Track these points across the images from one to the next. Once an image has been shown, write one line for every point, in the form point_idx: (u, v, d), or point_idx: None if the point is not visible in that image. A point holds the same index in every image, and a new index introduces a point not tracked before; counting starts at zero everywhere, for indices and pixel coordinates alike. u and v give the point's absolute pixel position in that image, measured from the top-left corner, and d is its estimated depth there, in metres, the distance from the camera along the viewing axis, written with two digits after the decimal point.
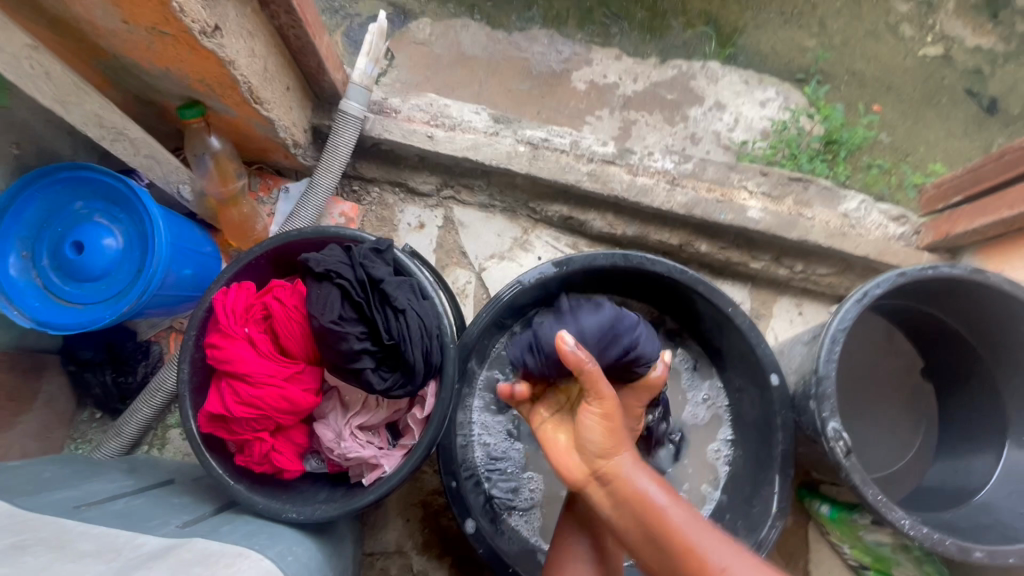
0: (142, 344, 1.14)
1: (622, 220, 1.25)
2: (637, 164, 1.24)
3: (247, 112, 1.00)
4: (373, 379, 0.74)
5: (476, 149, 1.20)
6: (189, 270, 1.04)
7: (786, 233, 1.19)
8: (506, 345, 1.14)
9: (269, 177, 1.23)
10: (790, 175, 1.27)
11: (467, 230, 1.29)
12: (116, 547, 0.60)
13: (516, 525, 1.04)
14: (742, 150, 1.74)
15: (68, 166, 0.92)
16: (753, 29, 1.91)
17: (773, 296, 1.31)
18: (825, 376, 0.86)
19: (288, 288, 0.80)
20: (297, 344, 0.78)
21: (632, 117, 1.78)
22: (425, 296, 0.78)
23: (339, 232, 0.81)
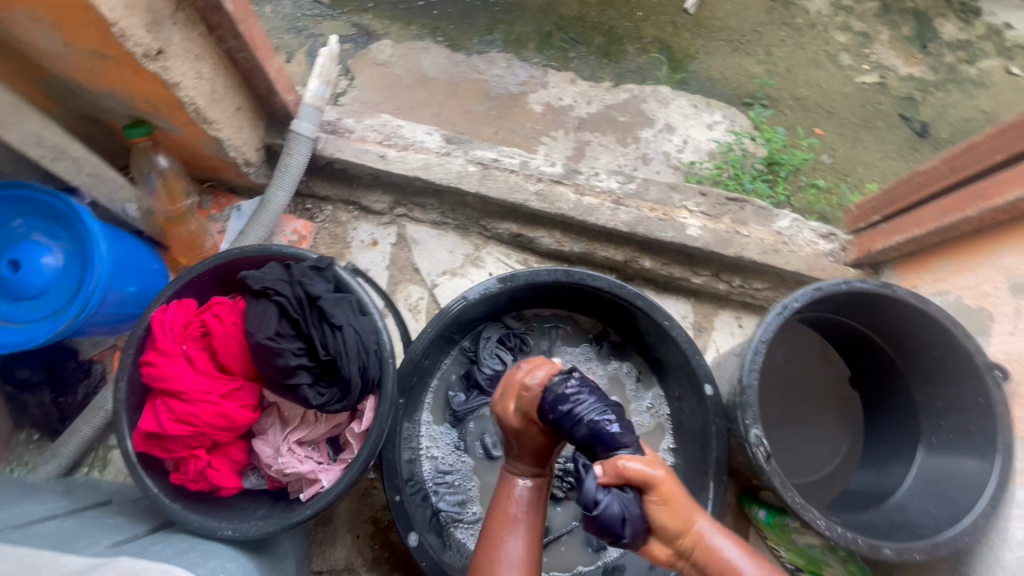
0: (83, 363, 1.12)
1: (569, 238, 1.30)
2: (584, 184, 1.29)
3: (195, 132, 1.02)
4: (310, 396, 0.76)
5: (428, 168, 1.24)
6: (132, 288, 1.04)
7: (723, 250, 1.26)
8: (454, 360, 1.16)
9: (221, 195, 1.24)
10: (727, 195, 1.34)
11: (420, 247, 1.31)
12: (36, 568, 0.60)
13: (463, 537, 1.05)
14: (690, 171, 1.82)
15: (7, 185, 0.92)
16: (702, 55, 2.02)
17: (714, 309, 1.37)
18: (748, 385, 0.91)
19: (228, 305, 0.82)
20: (236, 362, 0.79)
21: (587, 138, 1.84)
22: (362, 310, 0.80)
23: (281, 250, 0.83)
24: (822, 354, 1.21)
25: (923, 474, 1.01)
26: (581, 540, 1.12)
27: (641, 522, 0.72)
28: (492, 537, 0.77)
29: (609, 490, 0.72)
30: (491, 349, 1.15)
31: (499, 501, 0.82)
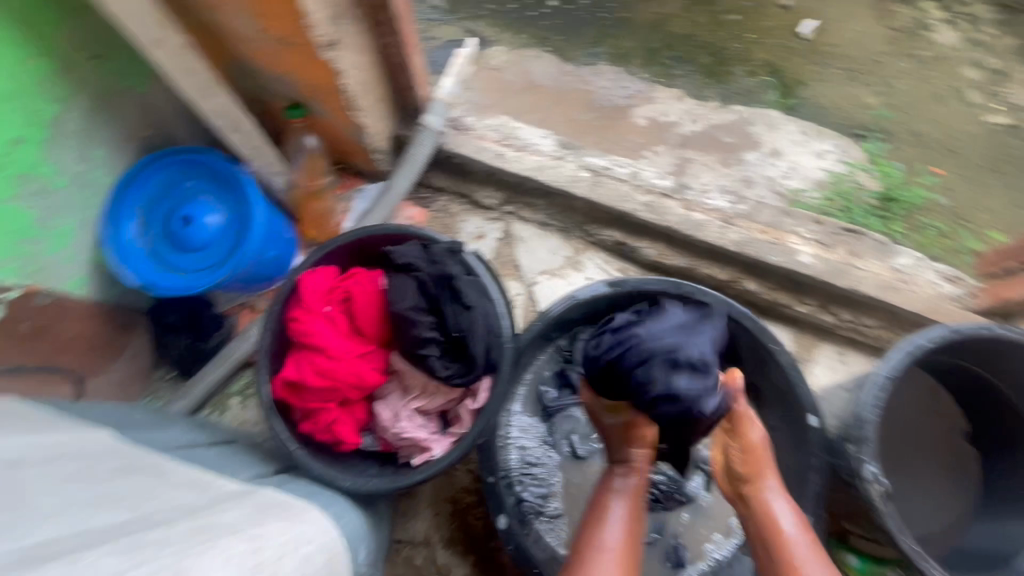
0: (218, 316, 1.24)
1: (672, 251, 1.30)
2: (693, 200, 1.29)
3: (344, 117, 1.11)
4: (437, 367, 0.82)
5: (542, 170, 1.29)
6: (272, 253, 1.14)
7: (835, 280, 1.21)
8: (549, 356, 1.18)
9: (349, 177, 1.33)
10: (843, 226, 1.29)
11: (524, 245, 1.36)
12: (204, 484, 0.68)
13: (543, 530, 1.05)
14: (795, 199, 1.76)
15: (187, 149, 1.05)
16: (815, 82, 1.96)
17: (816, 342, 1.30)
18: (866, 420, 0.87)
19: (368, 276, 0.89)
20: (371, 326, 0.87)
21: (688, 156, 1.80)
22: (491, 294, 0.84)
23: (420, 231, 0.88)
24: (937, 402, 1.14)
25: None
26: (659, 555, 1.10)
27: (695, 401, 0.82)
28: (595, 524, 0.85)
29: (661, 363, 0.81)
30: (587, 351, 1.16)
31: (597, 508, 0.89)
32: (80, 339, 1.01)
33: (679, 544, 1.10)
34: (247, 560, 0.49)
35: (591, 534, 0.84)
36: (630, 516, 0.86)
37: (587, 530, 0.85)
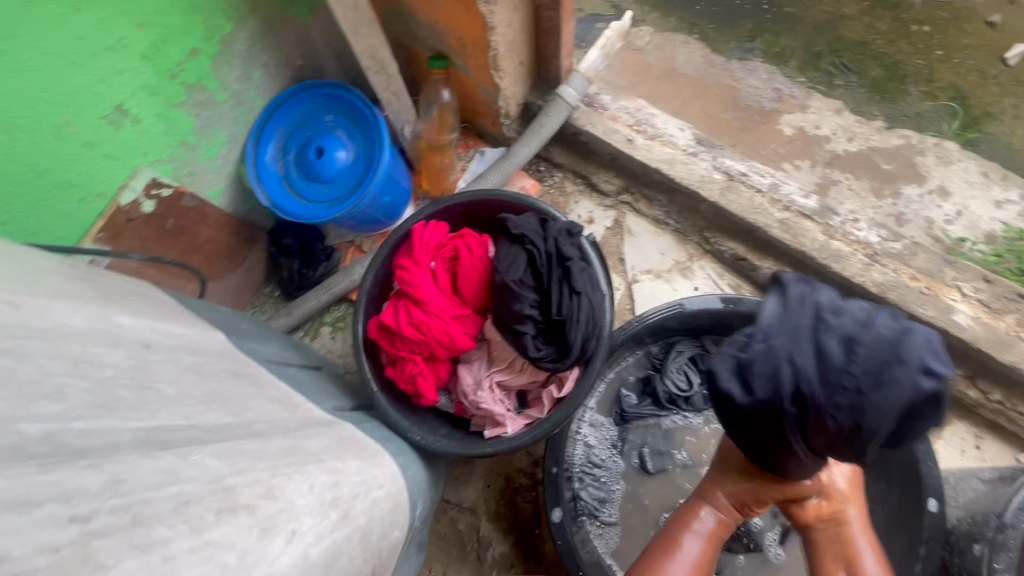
0: (327, 248, 1.30)
1: (799, 279, 1.17)
2: (836, 227, 1.14)
3: (483, 76, 1.09)
4: (530, 347, 0.79)
5: (671, 164, 1.20)
6: (388, 198, 1.17)
7: (995, 352, 1.03)
8: (637, 360, 1.12)
9: (471, 138, 1.33)
10: (1020, 292, 1.09)
11: (633, 239, 1.28)
12: (295, 405, 0.71)
13: (592, 533, 1.03)
14: (955, 248, 1.50)
15: (333, 84, 1.08)
16: (1010, 117, 1.67)
17: (948, 416, 1.14)
18: (1011, 525, 0.74)
19: (478, 239, 0.87)
20: (472, 293, 0.86)
21: (835, 177, 1.61)
22: (819, 318, 0.57)
23: (541, 204, 0.85)
24: None
25: None
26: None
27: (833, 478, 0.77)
28: (662, 554, 0.77)
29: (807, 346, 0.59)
30: (677, 365, 1.09)
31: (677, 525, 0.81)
32: (211, 243, 1.10)
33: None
34: (328, 492, 0.49)
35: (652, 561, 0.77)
36: (704, 551, 0.78)
37: (655, 557, 0.77)
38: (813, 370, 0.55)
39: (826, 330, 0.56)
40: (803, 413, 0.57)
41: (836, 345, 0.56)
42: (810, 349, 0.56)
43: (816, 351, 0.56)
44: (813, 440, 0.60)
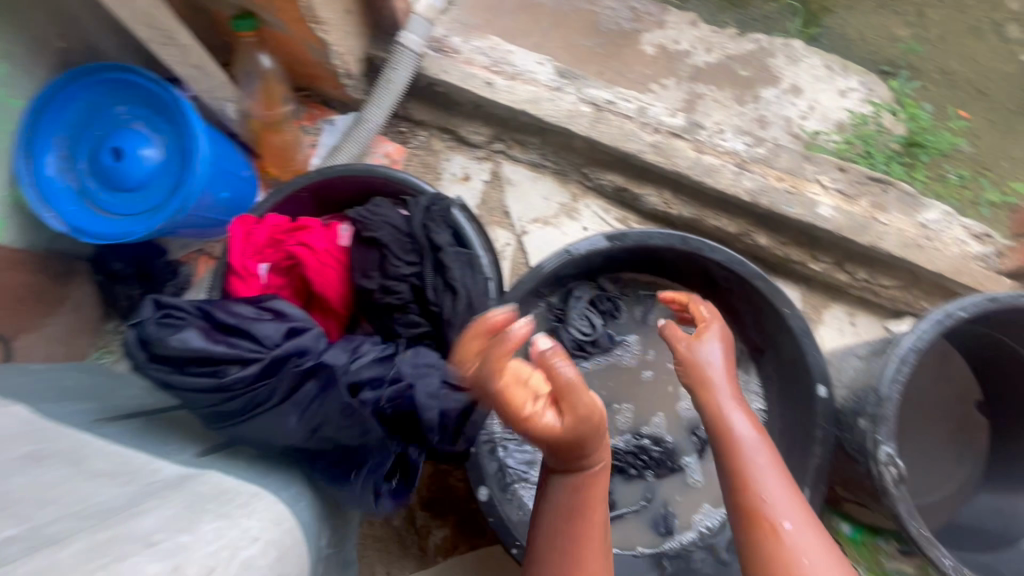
0: (171, 264, 1.11)
1: (679, 200, 1.17)
2: (705, 141, 1.15)
3: (302, 32, 0.93)
4: (404, 334, 0.74)
5: (537, 103, 1.12)
6: (225, 194, 1.00)
7: (855, 236, 1.10)
8: (540, 316, 1.07)
9: (315, 106, 1.17)
10: (869, 174, 1.16)
11: (514, 189, 1.22)
12: (131, 471, 0.59)
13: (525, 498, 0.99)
14: (812, 142, 1.58)
15: (112, 66, 0.87)
16: (842, 9, 1.74)
17: (826, 301, 1.23)
18: (886, 398, 0.79)
19: (318, 232, 0.77)
20: (334, 287, 0.77)
21: (700, 91, 1.63)
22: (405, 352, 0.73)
23: (410, 184, 0.80)
24: (947, 366, 1.06)
25: None
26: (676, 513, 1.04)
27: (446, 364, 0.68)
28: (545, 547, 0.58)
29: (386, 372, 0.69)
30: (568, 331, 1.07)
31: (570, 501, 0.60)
32: (5, 290, 0.89)
33: (671, 509, 1.03)
34: None
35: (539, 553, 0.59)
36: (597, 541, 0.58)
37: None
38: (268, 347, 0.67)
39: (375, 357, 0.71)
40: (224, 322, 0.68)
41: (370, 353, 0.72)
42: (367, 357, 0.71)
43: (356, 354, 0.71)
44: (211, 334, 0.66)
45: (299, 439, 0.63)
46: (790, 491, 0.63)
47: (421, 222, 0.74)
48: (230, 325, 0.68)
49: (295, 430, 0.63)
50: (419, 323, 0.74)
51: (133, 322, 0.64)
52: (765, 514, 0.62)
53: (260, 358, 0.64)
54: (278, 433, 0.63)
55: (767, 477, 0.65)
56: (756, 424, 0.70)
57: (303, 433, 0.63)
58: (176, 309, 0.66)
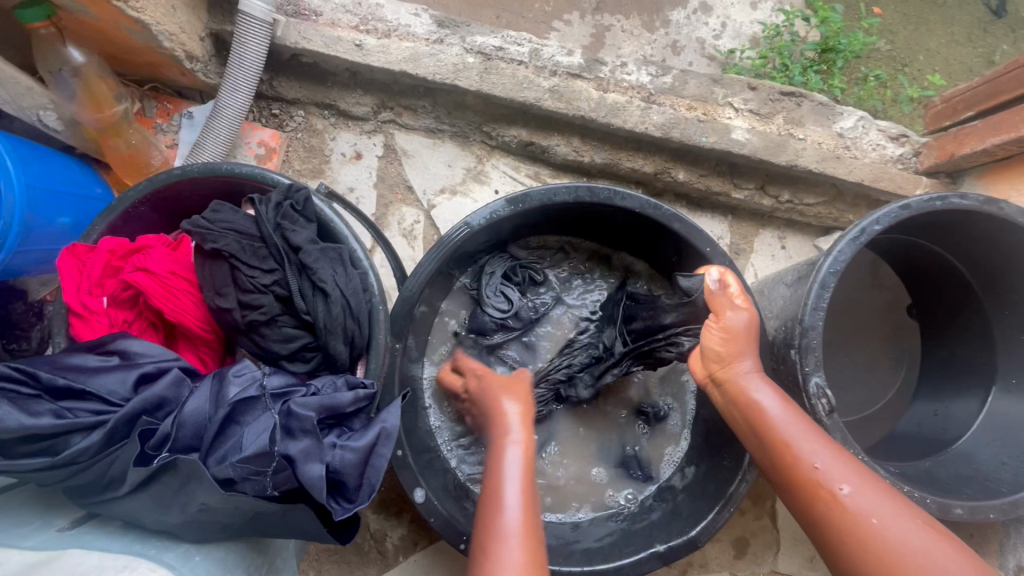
0: (34, 305, 0.98)
1: (589, 146, 1.09)
2: (607, 77, 1.05)
3: (109, 13, 0.78)
4: (280, 351, 0.65)
5: (416, 60, 0.99)
6: (68, 218, 0.85)
7: (773, 157, 1.04)
8: (456, 297, 1.02)
9: (167, 100, 1.01)
10: (781, 89, 1.10)
11: (413, 160, 1.12)
12: None
13: None
14: (728, 62, 1.51)
15: None
16: None
17: (754, 228, 1.19)
18: (810, 327, 0.76)
19: (157, 253, 0.66)
20: (192, 312, 0.66)
21: (607, 22, 1.52)
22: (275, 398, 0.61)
23: (262, 179, 0.70)
24: (877, 275, 1.04)
25: (993, 420, 0.88)
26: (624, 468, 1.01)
27: (331, 402, 0.60)
28: (490, 523, 0.61)
29: (252, 428, 0.57)
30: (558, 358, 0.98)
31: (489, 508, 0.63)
32: None
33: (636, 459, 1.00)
34: None
35: (486, 531, 0.61)
36: (527, 506, 0.63)
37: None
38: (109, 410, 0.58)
39: (241, 409, 0.59)
40: (51, 387, 0.58)
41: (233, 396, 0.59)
42: (227, 414, 0.58)
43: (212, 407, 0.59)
44: (35, 406, 0.56)
45: (165, 500, 0.55)
46: (839, 456, 0.65)
47: (272, 223, 0.64)
48: (63, 387, 0.58)
49: (159, 491, 0.54)
50: (294, 339, 0.65)
51: None
52: (814, 481, 0.65)
53: (107, 422, 0.56)
54: (141, 497, 0.55)
55: (811, 446, 0.67)
56: (782, 397, 0.73)
57: (168, 493, 0.55)
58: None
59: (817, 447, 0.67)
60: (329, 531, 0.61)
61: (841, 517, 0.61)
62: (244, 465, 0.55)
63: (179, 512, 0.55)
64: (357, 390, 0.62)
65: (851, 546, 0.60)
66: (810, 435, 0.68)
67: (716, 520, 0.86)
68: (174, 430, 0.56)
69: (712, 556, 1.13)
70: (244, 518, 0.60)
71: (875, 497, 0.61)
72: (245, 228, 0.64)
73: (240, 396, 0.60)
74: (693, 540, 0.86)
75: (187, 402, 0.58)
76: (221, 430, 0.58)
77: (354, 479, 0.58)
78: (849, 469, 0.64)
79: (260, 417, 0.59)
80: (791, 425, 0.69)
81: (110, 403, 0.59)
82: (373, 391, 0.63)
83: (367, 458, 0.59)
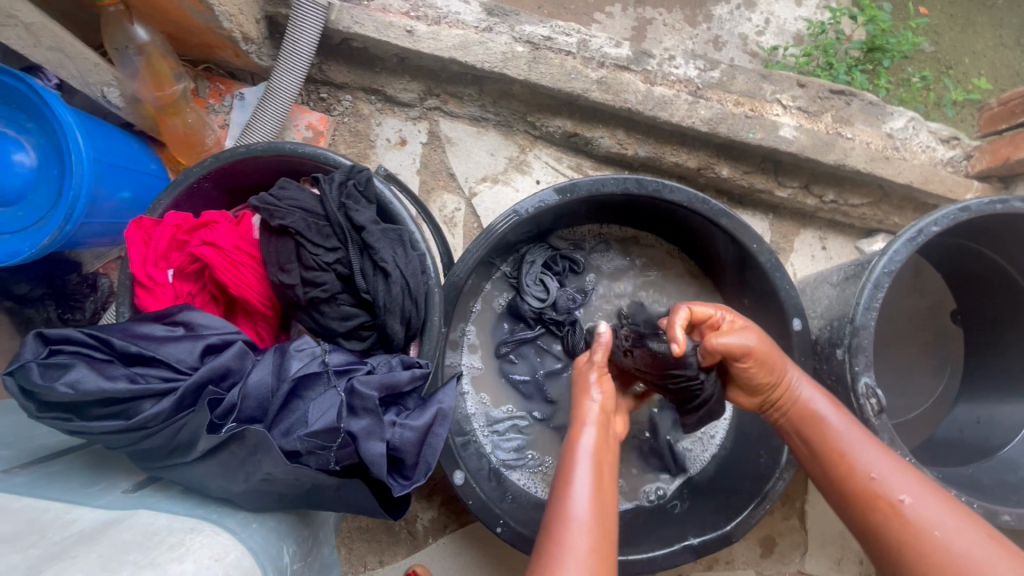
0: (88, 277, 1.00)
1: (633, 139, 1.09)
2: (655, 70, 1.05)
3: None
4: (338, 328, 0.66)
5: (466, 48, 0.99)
6: (127, 193, 0.87)
7: (821, 156, 1.03)
8: (495, 285, 1.02)
9: (219, 81, 1.03)
10: (831, 87, 1.08)
11: (456, 148, 1.13)
12: (41, 529, 0.52)
13: (521, 481, 0.97)
14: (771, 59, 1.49)
15: None
16: None
17: (795, 228, 1.18)
18: (862, 327, 0.76)
19: (221, 229, 0.68)
20: (254, 288, 0.68)
21: (648, 15, 1.50)
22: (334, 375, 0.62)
23: (323, 159, 0.71)
24: (921, 280, 1.03)
25: None
26: (658, 458, 1.02)
27: (392, 381, 0.61)
28: (557, 509, 0.61)
29: (315, 403, 0.59)
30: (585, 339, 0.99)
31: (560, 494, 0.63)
32: None
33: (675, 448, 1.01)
34: None
35: (553, 515, 0.60)
36: (597, 496, 0.62)
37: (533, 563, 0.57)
38: (176, 377, 0.60)
39: (305, 383, 0.60)
40: (123, 353, 0.60)
41: (296, 369, 0.61)
42: (289, 388, 0.60)
43: (276, 378, 0.61)
44: (108, 370, 0.58)
45: (231, 468, 0.56)
46: (900, 466, 0.63)
47: (336, 203, 0.65)
48: (134, 354, 0.60)
49: (226, 460, 0.56)
50: (351, 318, 0.66)
51: (12, 368, 0.55)
52: (874, 491, 0.63)
53: (176, 389, 0.58)
54: (207, 464, 0.56)
55: (868, 455, 0.65)
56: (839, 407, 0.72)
57: (234, 462, 0.56)
58: (66, 342, 0.58)
59: (874, 457, 0.65)
60: (384, 507, 0.62)
61: (900, 528, 0.59)
62: (309, 439, 0.56)
63: (244, 480, 0.57)
64: (414, 369, 0.64)
65: (912, 555, 0.58)
66: (870, 444, 0.66)
67: (751, 516, 0.87)
68: (238, 401, 0.58)
69: (738, 554, 1.13)
70: (302, 490, 0.62)
71: (942, 509, 0.59)
72: (309, 207, 0.65)
73: (303, 371, 0.61)
74: (728, 535, 0.86)
75: (253, 372, 0.60)
76: (286, 404, 0.59)
77: (412, 457, 0.59)
78: (910, 478, 0.62)
79: (323, 393, 0.60)
80: (851, 436, 0.68)
81: (176, 372, 0.60)
82: (428, 371, 0.65)
83: (425, 437, 0.60)
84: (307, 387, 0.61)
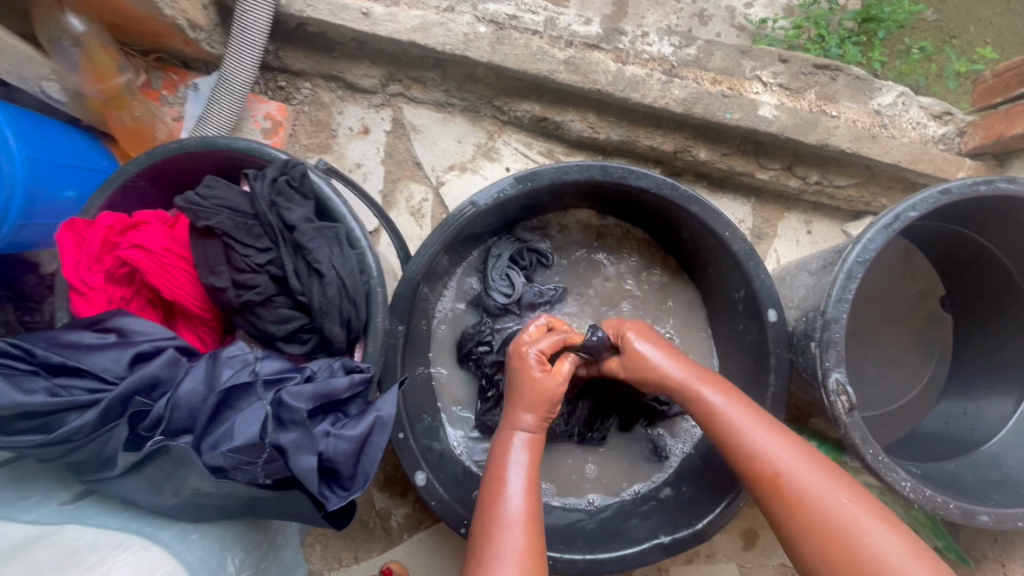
0: (46, 278, 0.99)
1: (606, 122, 1.04)
2: (626, 49, 0.99)
3: None
4: (277, 332, 0.64)
5: (425, 29, 0.94)
6: (72, 192, 0.84)
7: (803, 135, 0.98)
8: (461, 278, 0.99)
9: (172, 71, 0.99)
10: (815, 62, 1.02)
11: (422, 135, 1.09)
12: None
13: None
14: (759, 32, 1.42)
15: None
16: None
17: (778, 211, 1.13)
18: (833, 320, 0.72)
19: (150, 231, 0.65)
20: (187, 290, 0.65)
21: None
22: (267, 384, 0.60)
23: (260, 153, 0.67)
24: (909, 265, 0.98)
25: None
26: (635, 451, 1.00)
27: (328, 390, 0.59)
28: (492, 510, 0.63)
29: (245, 415, 0.56)
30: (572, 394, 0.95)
31: (493, 490, 0.65)
32: None
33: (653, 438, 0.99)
34: None
35: (486, 513, 0.63)
36: (529, 495, 0.65)
37: (470, 562, 0.60)
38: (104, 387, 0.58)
39: (235, 394, 0.58)
40: (46, 363, 0.57)
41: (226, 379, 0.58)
42: (216, 399, 0.57)
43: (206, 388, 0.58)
44: (32, 384, 0.56)
45: (158, 482, 0.54)
46: (789, 443, 0.63)
47: (268, 202, 0.62)
48: (58, 364, 0.57)
49: (152, 473, 0.54)
50: (289, 321, 0.64)
51: None
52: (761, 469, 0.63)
53: (101, 400, 0.56)
54: (132, 477, 0.54)
55: (757, 432, 0.65)
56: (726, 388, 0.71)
57: (161, 475, 0.54)
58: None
59: (763, 435, 0.64)
60: (324, 517, 0.60)
61: (787, 505, 0.60)
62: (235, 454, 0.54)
63: (173, 493, 0.55)
64: (353, 375, 0.61)
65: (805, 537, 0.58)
66: (756, 420, 0.66)
67: (723, 514, 0.84)
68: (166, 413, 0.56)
69: (718, 547, 1.11)
70: (240, 500, 0.60)
71: (831, 483, 0.59)
72: (240, 207, 0.62)
73: (233, 380, 0.58)
74: (700, 534, 0.84)
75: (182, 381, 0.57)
76: (215, 416, 0.57)
77: (348, 468, 0.57)
78: (794, 454, 0.62)
79: (252, 404, 0.57)
80: (745, 423, 0.66)
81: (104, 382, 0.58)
82: (370, 376, 0.62)
83: (363, 446, 0.58)
84: (237, 397, 0.58)
